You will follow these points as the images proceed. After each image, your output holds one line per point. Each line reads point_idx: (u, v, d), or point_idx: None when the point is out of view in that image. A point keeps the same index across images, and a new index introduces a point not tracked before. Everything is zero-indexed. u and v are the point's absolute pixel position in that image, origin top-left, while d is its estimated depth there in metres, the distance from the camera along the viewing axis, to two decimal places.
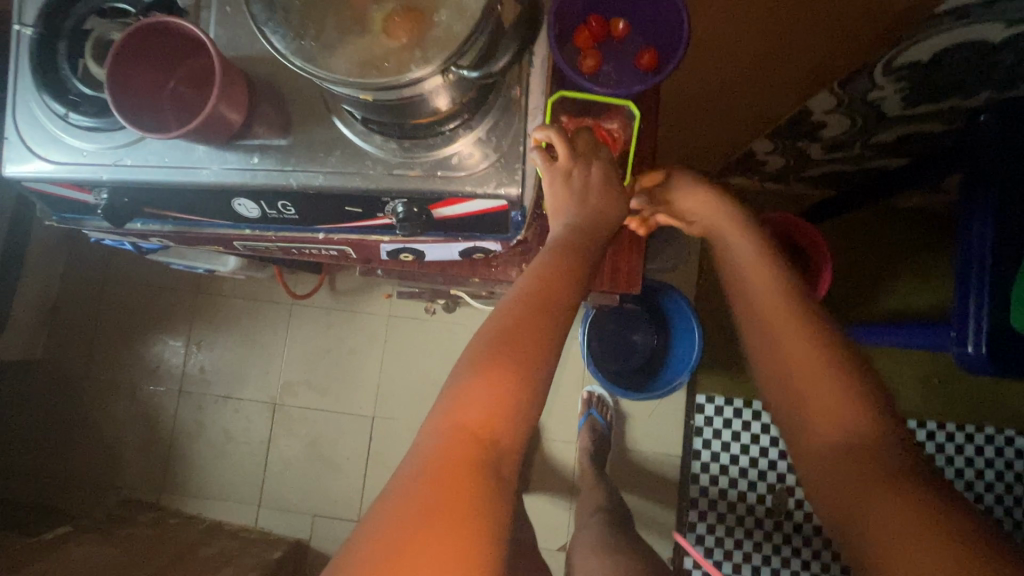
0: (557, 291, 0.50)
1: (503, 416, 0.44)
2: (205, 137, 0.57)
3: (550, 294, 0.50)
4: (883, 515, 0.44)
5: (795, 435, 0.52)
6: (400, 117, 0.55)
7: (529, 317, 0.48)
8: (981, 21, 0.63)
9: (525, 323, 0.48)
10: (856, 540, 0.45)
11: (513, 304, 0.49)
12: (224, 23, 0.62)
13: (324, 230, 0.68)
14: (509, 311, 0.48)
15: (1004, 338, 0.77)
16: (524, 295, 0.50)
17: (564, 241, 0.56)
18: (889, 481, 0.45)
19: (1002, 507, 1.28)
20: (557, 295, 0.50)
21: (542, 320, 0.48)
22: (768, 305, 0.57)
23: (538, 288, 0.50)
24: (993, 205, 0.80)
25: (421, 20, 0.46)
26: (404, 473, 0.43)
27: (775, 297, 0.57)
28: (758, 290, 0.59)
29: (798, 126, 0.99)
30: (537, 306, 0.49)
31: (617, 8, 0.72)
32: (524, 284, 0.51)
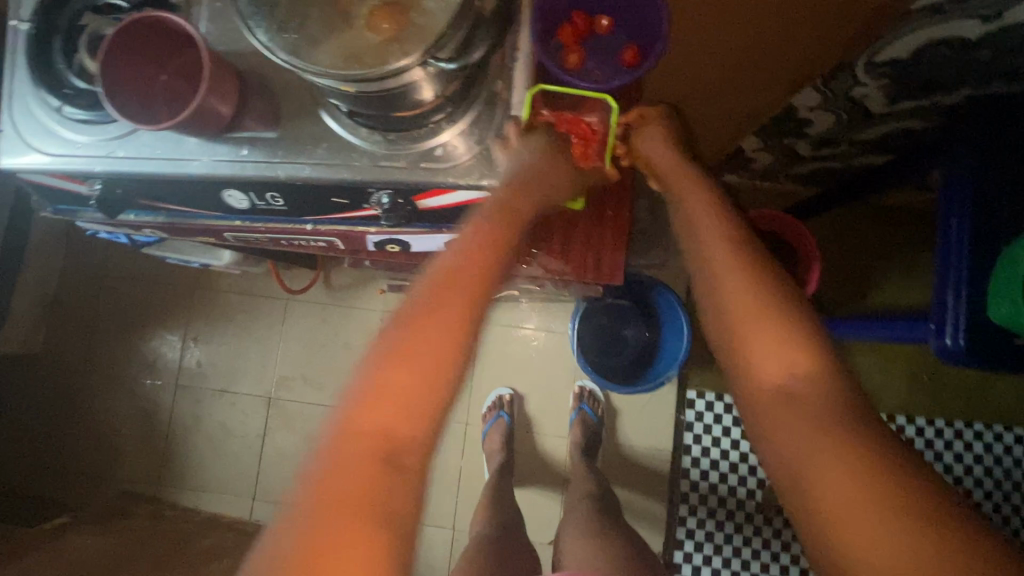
0: (478, 276, 0.55)
1: None
2: (195, 130, 0.58)
3: (472, 274, 0.55)
4: (857, 497, 0.43)
5: (766, 420, 0.50)
6: (385, 109, 0.56)
7: (457, 300, 0.53)
8: (957, 17, 0.64)
9: (452, 304, 0.53)
10: (828, 527, 0.44)
11: (428, 286, 0.54)
12: (215, 19, 0.63)
13: (312, 221, 0.70)
14: (434, 290, 0.53)
15: (982, 330, 0.79)
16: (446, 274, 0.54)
17: (493, 218, 0.59)
18: (866, 465, 0.44)
19: (991, 503, 1.29)
20: (481, 277, 0.55)
21: (458, 301, 0.53)
22: (738, 295, 0.55)
23: (458, 270, 0.55)
24: (969, 199, 0.81)
25: (402, 14, 0.48)
26: (323, 451, 0.47)
27: (742, 285, 0.56)
28: (731, 278, 0.56)
29: (784, 122, 1.01)
30: (446, 287, 0.53)
31: (599, 5, 0.74)
32: (449, 263, 0.55)
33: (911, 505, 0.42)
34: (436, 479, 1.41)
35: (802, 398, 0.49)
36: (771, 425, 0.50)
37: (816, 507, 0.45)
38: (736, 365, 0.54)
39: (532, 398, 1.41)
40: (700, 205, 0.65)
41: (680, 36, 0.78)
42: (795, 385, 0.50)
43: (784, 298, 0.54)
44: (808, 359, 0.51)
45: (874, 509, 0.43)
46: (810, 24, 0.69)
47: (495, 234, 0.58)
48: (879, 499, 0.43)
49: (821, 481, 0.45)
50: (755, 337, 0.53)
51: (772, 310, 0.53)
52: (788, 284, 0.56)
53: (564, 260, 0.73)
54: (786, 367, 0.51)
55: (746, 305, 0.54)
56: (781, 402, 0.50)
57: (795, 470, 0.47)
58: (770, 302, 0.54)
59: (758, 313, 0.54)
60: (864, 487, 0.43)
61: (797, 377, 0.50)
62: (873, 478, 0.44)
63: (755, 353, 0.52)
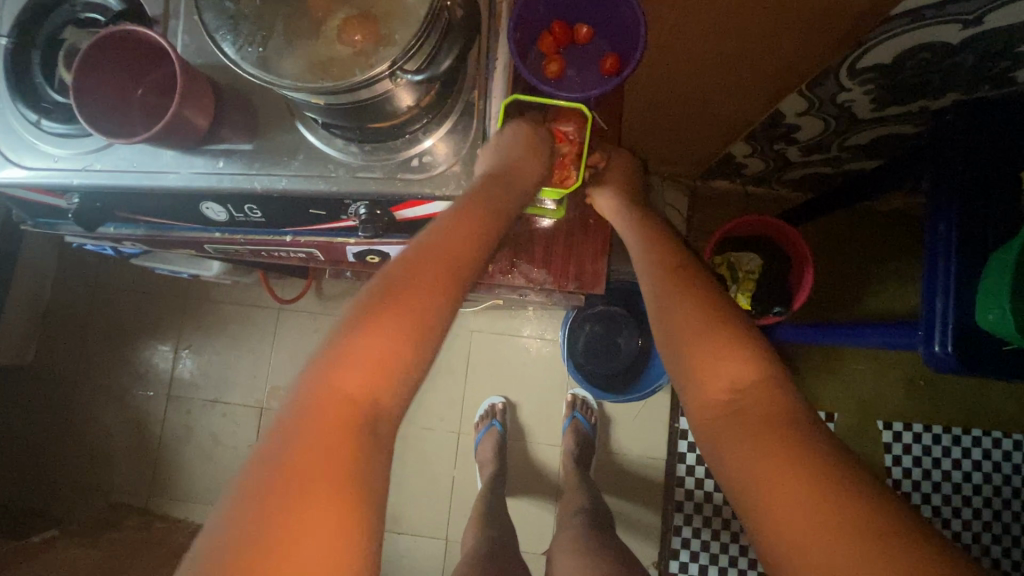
0: (428, 278, 0.53)
1: None
2: (170, 143, 0.58)
3: (451, 248, 0.55)
4: (824, 517, 0.42)
5: (724, 445, 0.49)
6: (360, 120, 0.56)
7: (440, 271, 0.54)
8: (936, 22, 0.64)
9: (396, 324, 0.50)
10: (800, 556, 0.42)
11: (399, 266, 0.53)
12: (191, 32, 0.63)
13: (291, 232, 0.70)
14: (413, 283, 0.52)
15: (970, 338, 0.78)
16: (406, 259, 0.54)
17: (467, 200, 0.58)
18: (828, 482, 0.43)
19: (990, 510, 1.27)
20: (457, 257, 0.55)
21: (411, 302, 0.51)
22: (686, 316, 0.56)
23: (444, 243, 0.55)
24: (955, 202, 0.80)
25: (372, 25, 0.47)
26: (273, 457, 0.45)
27: (689, 304, 0.56)
28: (679, 298, 0.57)
29: (771, 128, 1.00)
30: (420, 267, 0.53)
31: (579, 13, 0.73)
32: (431, 236, 0.55)
33: (879, 521, 0.41)
34: (428, 489, 1.40)
35: (756, 418, 0.49)
36: (731, 447, 0.49)
37: (786, 536, 0.43)
38: (693, 387, 0.54)
39: (524, 407, 1.40)
40: (651, 232, 0.67)
41: (663, 45, 0.78)
42: (752, 408, 0.49)
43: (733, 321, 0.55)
44: (759, 377, 0.51)
45: (843, 528, 0.41)
46: (791, 31, 0.69)
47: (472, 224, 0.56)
48: (847, 518, 0.42)
49: (787, 504, 0.44)
50: (703, 359, 0.53)
51: (716, 331, 0.54)
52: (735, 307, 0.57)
53: (546, 270, 0.73)
54: (741, 391, 0.51)
55: (693, 325, 0.55)
56: (749, 418, 0.49)
57: (759, 494, 0.45)
58: (715, 320, 0.55)
59: (704, 334, 0.54)
60: (831, 507, 0.42)
61: (753, 397, 0.50)
62: (838, 497, 0.43)
63: (708, 375, 0.53)
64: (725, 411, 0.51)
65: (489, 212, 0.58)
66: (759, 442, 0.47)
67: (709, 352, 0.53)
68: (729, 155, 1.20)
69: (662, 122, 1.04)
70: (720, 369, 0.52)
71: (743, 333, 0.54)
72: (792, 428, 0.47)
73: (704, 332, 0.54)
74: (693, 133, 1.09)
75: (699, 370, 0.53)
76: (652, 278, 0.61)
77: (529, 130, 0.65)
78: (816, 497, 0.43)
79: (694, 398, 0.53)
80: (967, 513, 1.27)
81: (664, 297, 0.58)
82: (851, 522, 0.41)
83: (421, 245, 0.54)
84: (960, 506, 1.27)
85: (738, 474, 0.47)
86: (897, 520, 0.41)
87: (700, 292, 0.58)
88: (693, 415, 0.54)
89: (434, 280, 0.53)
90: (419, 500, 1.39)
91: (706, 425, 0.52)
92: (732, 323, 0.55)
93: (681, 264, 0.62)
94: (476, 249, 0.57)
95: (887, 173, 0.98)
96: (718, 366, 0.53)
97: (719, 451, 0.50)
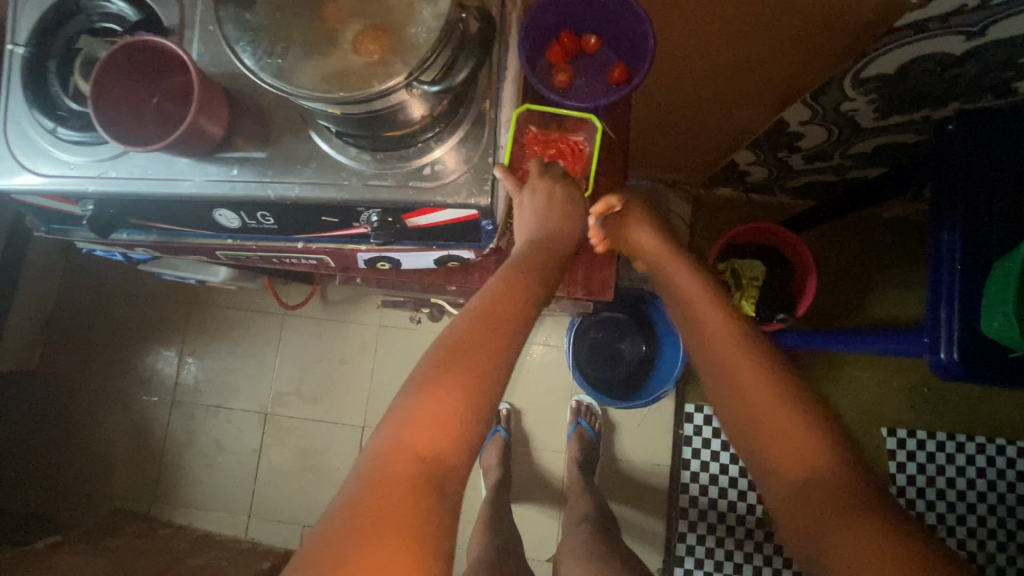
0: (507, 310, 0.52)
1: (453, 436, 0.46)
2: (186, 150, 0.59)
3: (522, 295, 0.54)
4: (856, 529, 0.45)
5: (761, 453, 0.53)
6: (374, 130, 0.57)
7: (512, 312, 0.52)
8: (939, 34, 0.65)
9: (467, 362, 0.48)
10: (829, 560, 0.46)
11: (468, 319, 0.51)
12: (206, 42, 0.64)
13: (302, 239, 0.70)
14: (461, 323, 0.51)
15: (976, 345, 0.78)
16: (474, 311, 0.52)
17: (518, 262, 0.58)
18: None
19: (995, 518, 1.27)
20: (512, 311, 0.52)
21: (487, 334, 0.50)
22: (722, 342, 0.60)
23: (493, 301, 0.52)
24: (960, 209, 0.81)
25: (387, 36, 0.48)
26: None
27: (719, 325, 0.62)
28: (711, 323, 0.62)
29: (776, 137, 1.01)
30: (492, 323, 0.51)
31: (587, 23, 0.74)
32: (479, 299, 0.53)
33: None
34: None
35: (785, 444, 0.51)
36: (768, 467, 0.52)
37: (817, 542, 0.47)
38: (728, 395, 0.56)
39: (529, 413, 1.40)
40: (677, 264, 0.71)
41: (669, 55, 0.79)
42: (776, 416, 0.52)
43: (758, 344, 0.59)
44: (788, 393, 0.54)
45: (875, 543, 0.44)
46: (796, 41, 0.70)
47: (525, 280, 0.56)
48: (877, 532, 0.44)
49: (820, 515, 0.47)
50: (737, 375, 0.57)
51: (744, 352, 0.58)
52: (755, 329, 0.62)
53: None
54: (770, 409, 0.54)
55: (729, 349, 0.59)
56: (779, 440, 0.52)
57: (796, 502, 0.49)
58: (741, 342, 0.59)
59: (740, 356, 0.58)
60: (864, 520, 0.45)
61: (782, 410, 0.53)
62: (864, 511, 0.46)
63: (741, 388, 0.56)
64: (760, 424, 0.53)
65: (547, 262, 0.60)
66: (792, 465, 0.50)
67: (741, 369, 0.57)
68: (733, 163, 1.21)
69: (666, 130, 1.05)
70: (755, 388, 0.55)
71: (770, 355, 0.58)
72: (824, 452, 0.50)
73: (732, 353, 0.58)
74: (699, 142, 1.10)
75: (733, 386, 0.56)
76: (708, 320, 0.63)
77: (563, 192, 0.65)
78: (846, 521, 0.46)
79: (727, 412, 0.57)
80: (972, 520, 1.27)
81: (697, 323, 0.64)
82: (878, 534, 0.44)
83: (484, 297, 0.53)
84: (965, 513, 1.27)
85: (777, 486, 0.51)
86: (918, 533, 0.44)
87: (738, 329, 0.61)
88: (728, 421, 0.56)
89: (510, 312, 0.52)
90: None
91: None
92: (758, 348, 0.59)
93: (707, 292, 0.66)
94: (539, 297, 0.56)
95: (890, 181, 0.99)
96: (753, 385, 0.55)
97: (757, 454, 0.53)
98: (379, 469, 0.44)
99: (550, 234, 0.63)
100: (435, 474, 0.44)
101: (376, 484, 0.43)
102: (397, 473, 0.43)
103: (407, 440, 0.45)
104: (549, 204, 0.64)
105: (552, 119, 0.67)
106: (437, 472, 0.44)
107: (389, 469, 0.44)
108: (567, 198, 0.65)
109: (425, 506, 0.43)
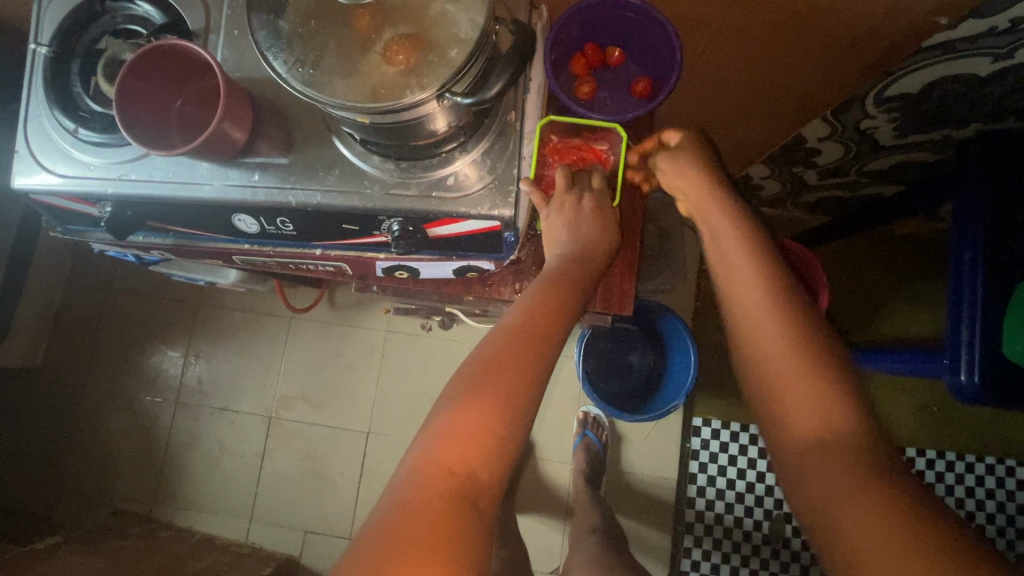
0: (543, 323, 0.52)
1: (482, 452, 0.45)
2: (209, 155, 0.58)
3: (553, 310, 0.53)
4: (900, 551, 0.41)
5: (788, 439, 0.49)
6: (400, 139, 0.56)
7: (543, 327, 0.51)
8: (967, 55, 0.64)
9: (501, 379, 0.47)
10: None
11: (501, 336, 0.50)
12: (231, 47, 0.64)
13: (321, 245, 0.70)
14: (497, 338, 0.50)
15: (997, 368, 0.77)
16: (508, 324, 0.51)
17: (555, 275, 0.57)
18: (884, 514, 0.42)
19: (1004, 540, 1.26)
20: (549, 327, 0.51)
21: (525, 351, 0.49)
22: (771, 332, 0.52)
23: (527, 318, 0.51)
24: (981, 232, 0.80)
25: (419, 45, 0.48)
26: None
27: (753, 280, 0.55)
28: (750, 277, 0.55)
29: (793, 152, 1.01)
30: (528, 337, 0.50)
31: (613, 36, 0.74)
32: (512, 314, 0.52)
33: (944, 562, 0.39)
34: None
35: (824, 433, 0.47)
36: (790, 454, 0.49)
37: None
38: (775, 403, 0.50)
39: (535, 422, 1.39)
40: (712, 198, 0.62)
41: (691, 69, 0.78)
42: (807, 397, 0.49)
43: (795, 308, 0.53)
44: (846, 406, 0.48)
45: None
46: (822, 59, 0.69)
47: (564, 295, 0.55)
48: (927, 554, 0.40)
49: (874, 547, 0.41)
50: (782, 368, 0.51)
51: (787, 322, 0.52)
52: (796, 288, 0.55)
53: None
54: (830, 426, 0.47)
55: (773, 329, 0.52)
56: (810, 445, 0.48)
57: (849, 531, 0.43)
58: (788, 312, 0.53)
59: (776, 329, 0.52)
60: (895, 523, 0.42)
61: (816, 412, 0.48)
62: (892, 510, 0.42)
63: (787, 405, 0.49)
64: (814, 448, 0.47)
65: (583, 274, 0.59)
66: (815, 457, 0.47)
67: (774, 337, 0.52)
68: (747, 176, 1.21)
69: None
70: (786, 362, 0.50)
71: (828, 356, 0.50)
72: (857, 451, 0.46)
73: (763, 326, 0.53)
74: None
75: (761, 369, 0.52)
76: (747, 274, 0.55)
77: (591, 204, 0.65)
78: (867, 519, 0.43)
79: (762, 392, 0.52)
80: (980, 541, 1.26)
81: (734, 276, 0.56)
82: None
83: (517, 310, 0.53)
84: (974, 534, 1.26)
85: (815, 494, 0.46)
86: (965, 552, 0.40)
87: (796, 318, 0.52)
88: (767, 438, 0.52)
89: (548, 325, 0.51)
90: None
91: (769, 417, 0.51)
92: (786, 304, 0.53)
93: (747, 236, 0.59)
94: (573, 311, 0.55)
95: (905, 199, 0.98)
96: (784, 358, 0.51)
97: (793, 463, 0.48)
98: (416, 486, 0.43)
99: (582, 246, 0.61)
100: (464, 494, 0.43)
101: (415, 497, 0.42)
102: (431, 490, 0.43)
103: (439, 457, 0.44)
104: (580, 222, 0.63)
105: (578, 129, 0.67)
106: (465, 490, 0.43)
107: (425, 487, 0.43)
108: (594, 210, 0.65)
109: (456, 525, 0.42)
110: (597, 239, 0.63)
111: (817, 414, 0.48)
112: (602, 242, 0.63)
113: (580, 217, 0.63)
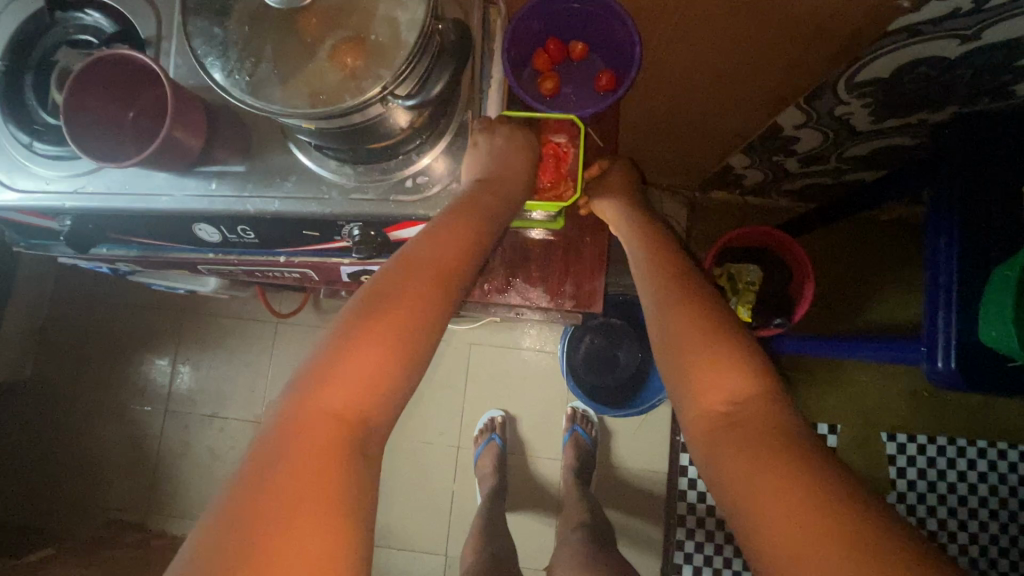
0: (413, 291, 0.49)
1: None
2: (162, 166, 0.57)
3: (431, 276, 0.50)
4: (802, 523, 0.41)
5: (709, 406, 0.50)
6: (354, 143, 0.55)
7: (421, 296, 0.49)
8: (932, 38, 0.63)
9: (371, 347, 0.46)
10: None
11: (362, 303, 0.48)
12: (183, 54, 0.63)
13: (285, 253, 0.70)
14: (358, 310, 0.48)
15: (974, 354, 0.76)
16: (368, 294, 0.49)
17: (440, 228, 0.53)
18: (850, 504, 0.41)
19: (996, 523, 1.26)
20: (419, 300, 0.49)
21: (391, 324, 0.47)
22: (667, 291, 0.57)
23: (394, 286, 0.49)
24: (957, 217, 0.79)
25: (364, 48, 0.47)
26: None
27: (657, 263, 0.61)
28: (652, 262, 0.62)
29: (771, 140, 0.99)
30: (390, 304, 0.48)
31: (574, 31, 0.74)
32: (382, 280, 0.50)
33: (909, 550, 0.39)
34: (429, 503, 1.38)
35: (747, 423, 0.47)
36: (715, 449, 0.48)
37: (782, 558, 0.41)
38: (687, 393, 0.52)
39: (524, 420, 1.39)
40: (625, 202, 0.70)
41: (658, 61, 0.77)
42: (719, 378, 0.50)
43: (697, 286, 0.58)
44: (761, 395, 0.49)
45: (847, 556, 0.39)
46: (785, 45, 0.68)
47: (445, 254, 0.52)
48: (841, 535, 0.39)
49: (776, 518, 0.42)
50: (684, 343, 0.53)
51: (683, 288, 0.57)
52: (696, 272, 0.61)
53: (542, 288, 0.73)
54: (740, 403, 0.49)
55: (673, 299, 0.56)
56: (723, 427, 0.48)
57: (749, 506, 0.44)
58: (690, 288, 0.57)
59: (682, 300, 0.56)
60: (806, 498, 0.42)
61: (725, 386, 0.50)
62: (809, 492, 0.42)
63: (692, 370, 0.52)
64: (715, 419, 0.49)
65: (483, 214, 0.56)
66: (720, 432, 0.48)
67: (673, 301, 0.56)
68: (728, 167, 1.20)
69: (656, 135, 1.04)
70: (685, 328, 0.54)
71: (736, 330, 0.53)
72: (780, 439, 0.46)
73: (665, 291, 0.58)
74: (687, 145, 1.09)
75: (674, 349, 0.54)
76: (648, 257, 0.62)
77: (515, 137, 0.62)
78: (775, 496, 0.43)
79: (689, 403, 0.51)
80: (974, 525, 1.26)
81: (641, 257, 0.63)
82: (861, 546, 0.39)
83: (385, 275, 0.50)
84: (967, 518, 1.26)
85: (730, 476, 0.46)
86: (898, 533, 0.40)
87: (677, 284, 0.58)
88: (689, 422, 0.51)
89: (416, 294, 0.49)
90: (419, 512, 1.38)
91: (687, 395, 0.52)
92: (690, 281, 0.58)
93: (659, 237, 0.65)
94: (455, 273, 0.52)
95: (886, 186, 0.97)
96: (684, 324, 0.54)
97: (718, 462, 0.47)
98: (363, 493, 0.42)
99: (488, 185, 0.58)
100: None
101: (343, 492, 0.42)
102: None
103: None
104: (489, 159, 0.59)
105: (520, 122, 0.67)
106: None
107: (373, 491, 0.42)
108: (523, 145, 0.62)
109: None
110: (515, 175, 0.60)
111: (720, 389, 0.50)
112: (514, 179, 0.61)
113: (500, 154, 0.60)
